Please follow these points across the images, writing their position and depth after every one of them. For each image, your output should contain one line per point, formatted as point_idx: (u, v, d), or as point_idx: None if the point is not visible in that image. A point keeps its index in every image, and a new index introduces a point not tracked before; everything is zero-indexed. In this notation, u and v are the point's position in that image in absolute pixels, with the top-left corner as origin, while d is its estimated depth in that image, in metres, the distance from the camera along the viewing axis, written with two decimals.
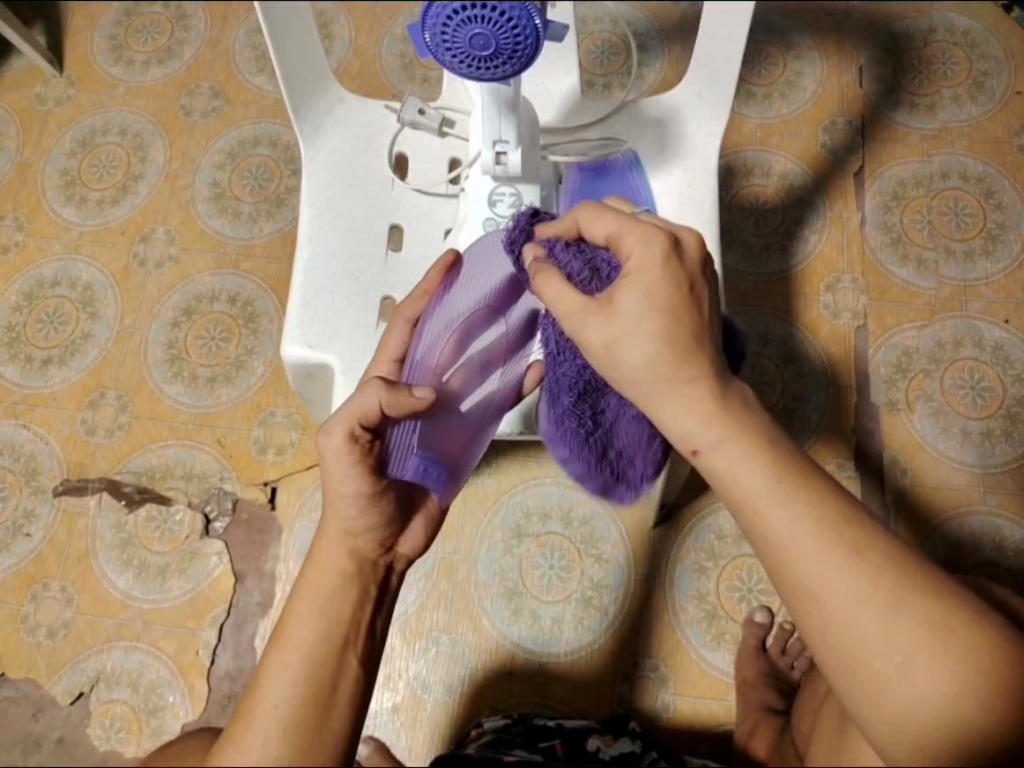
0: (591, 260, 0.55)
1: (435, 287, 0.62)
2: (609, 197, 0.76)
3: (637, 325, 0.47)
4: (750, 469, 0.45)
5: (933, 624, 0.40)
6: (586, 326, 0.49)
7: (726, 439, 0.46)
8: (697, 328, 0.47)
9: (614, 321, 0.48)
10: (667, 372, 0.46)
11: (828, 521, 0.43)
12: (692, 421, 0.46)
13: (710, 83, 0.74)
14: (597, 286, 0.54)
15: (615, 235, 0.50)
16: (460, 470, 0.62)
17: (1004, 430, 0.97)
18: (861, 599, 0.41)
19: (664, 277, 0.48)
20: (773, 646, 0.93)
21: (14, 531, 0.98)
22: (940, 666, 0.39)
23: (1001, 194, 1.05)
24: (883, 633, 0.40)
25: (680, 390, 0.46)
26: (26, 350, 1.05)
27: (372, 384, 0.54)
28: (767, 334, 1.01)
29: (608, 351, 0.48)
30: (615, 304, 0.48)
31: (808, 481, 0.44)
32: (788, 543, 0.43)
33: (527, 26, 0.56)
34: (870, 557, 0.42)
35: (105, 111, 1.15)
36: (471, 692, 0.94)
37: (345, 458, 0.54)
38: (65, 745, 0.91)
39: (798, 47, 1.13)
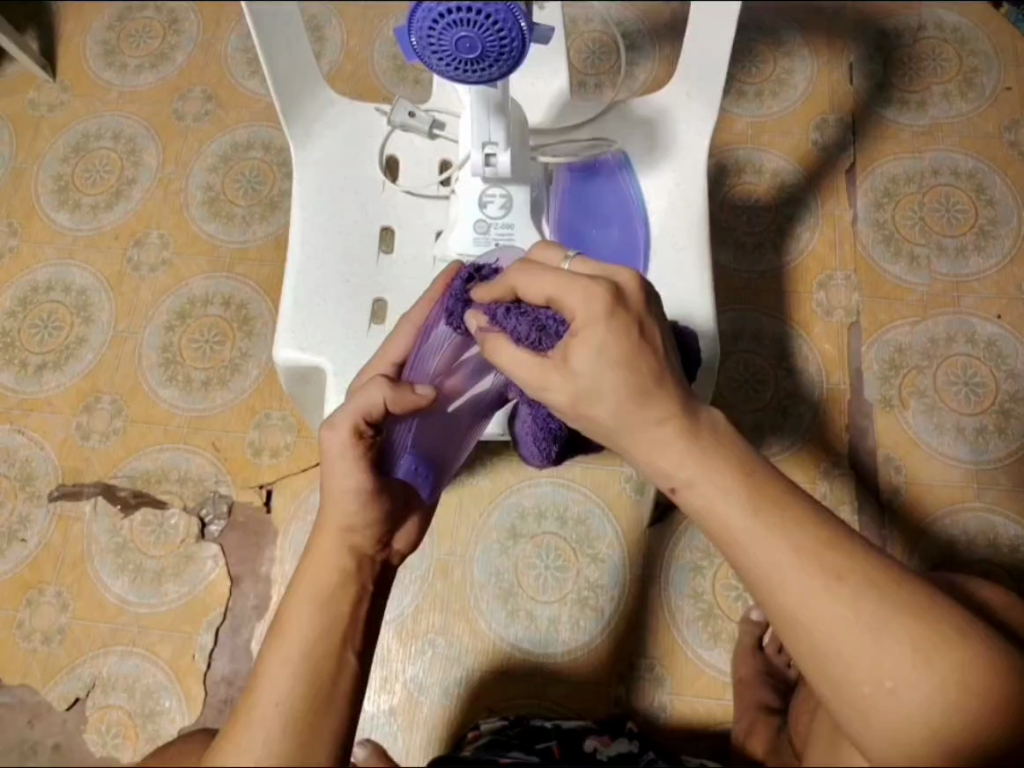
0: (535, 320, 0.53)
1: (439, 297, 0.62)
2: (598, 198, 0.78)
3: (597, 386, 0.46)
4: (726, 500, 0.44)
5: (916, 642, 0.41)
6: (548, 385, 0.48)
7: (700, 475, 0.45)
8: (654, 366, 0.46)
9: (571, 381, 0.46)
10: (635, 416, 0.45)
11: (807, 547, 0.42)
12: (670, 456, 0.45)
13: (699, 84, 0.73)
14: (546, 343, 0.52)
15: (553, 295, 0.48)
16: (444, 474, 0.64)
17: (998, 425, 0.97)
18: (846, 623, 0.41)
19: (610, 329, 0.46)
20: (768, 645, 0.93)
21: (10, 536, 0.98)
22: (931, 687, 0.40)
23: (992, 190, 1.06)
24: (869, 656, 0.40)
25: (649, 432, 0.45)
26: (21, 354, 1.05)
27: (377, 381, 0.56)
28: (760, 333, 1.01)
29: (574, 407, 0.47)
30: (570, 365, 0.47)
31: (786, 505, 0.44)
32: (773, 576, 0.42)
33: (513, 28, 0.57)
34: (850, 581, 0.42)
35: (99, 116, 1.15)
36: (467, 695, 0.93)
37: (348, 453, 0.54)
38: (62, 751, 0.91)
39: (789, 45, 1.13)
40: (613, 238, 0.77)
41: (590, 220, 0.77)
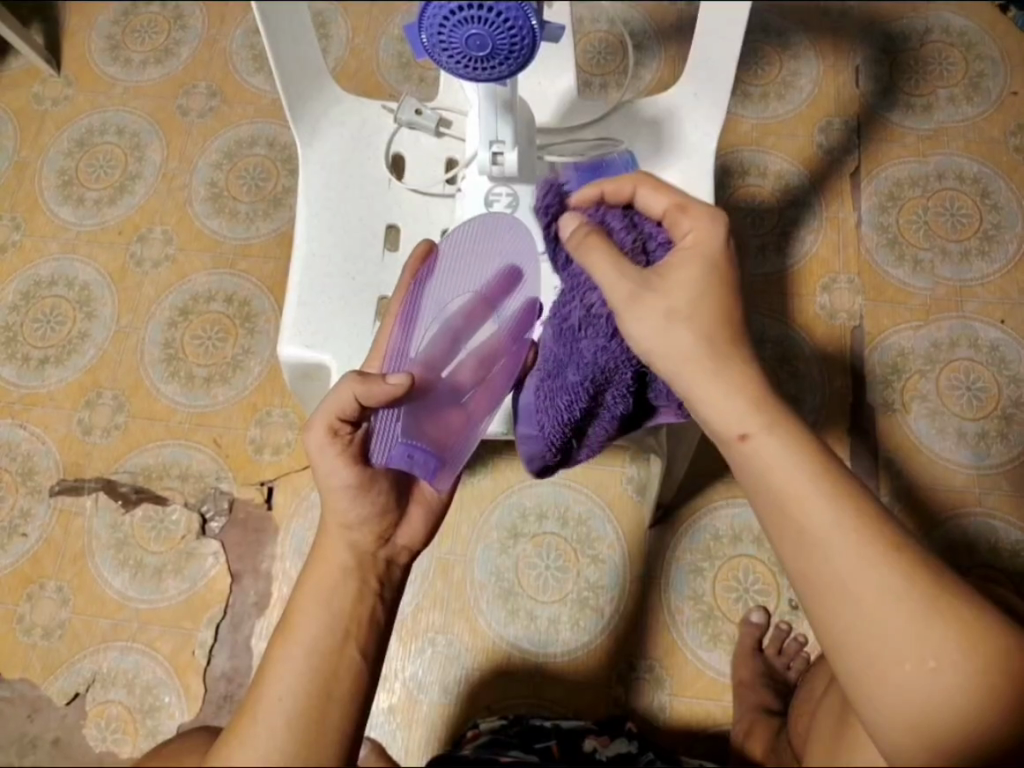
0: (639, 234, 0.53)
1: (416, 277, 0.63)
2: None
3: (694, 307, 0.47)
4: (788, 462, 0.44)
5: (961, 627, 0.41)
6: (644, 297, 0.48)
7: (771, 427, 0.45)
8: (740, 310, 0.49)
9: (670, 292, 0.47)
10: (720, 348, 0.47)
11: (865, 515, 0.43)
12: (738, 406, 0.45)
13: (708, 83, 0.73)
14: (644, 260, 0.52)
15: (671, 210, 0.52)
16: (457, 458, 0.61)
17: (1000, 431, 0.97)
18: (891, 596, 0.41)
19: (717, 257, 0.49)
20: (768, 648, 0.93)
21: (10, 531, 0.98)
22: (966, 674, 0.40)
23: (997, 195, 1.05)
24: (915, 633, 0.40)
25: (725, 379, 0.46)
26: (23, 351, 1.02)
27: (345, 378, 0.53)
28: (764, 336, 1.01)
29: (667, 321, 0.47)
30: (668, 281, 0.48)
31: (846, 477, 0.44)
32: (828, 539, 0.42)
33: (523, 26, 0.57)
34: (903, 557, 0.42)
35: (103, 111, 1.14)
36: (466, 693, 0.94)
37: (328, 451, 0.55)
38: (61, 746, 0.91)
39: (795, 48, 1.13)
40: None
41: None
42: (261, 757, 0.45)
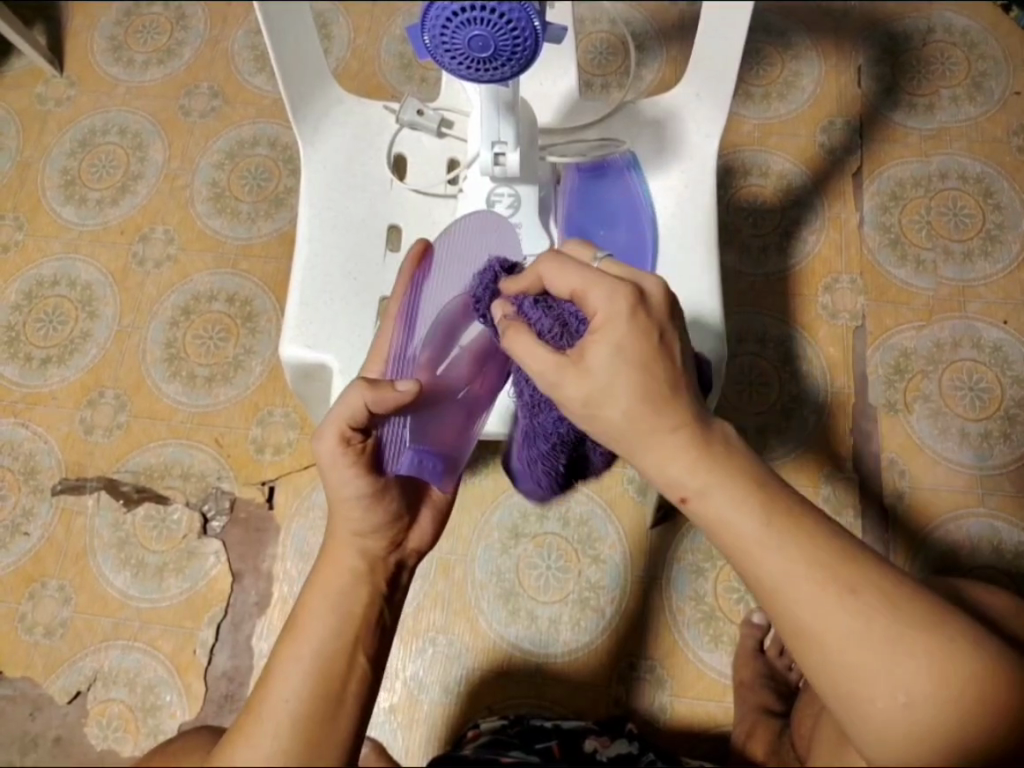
0: (559, 316, 0.53)
1: (412, 276, 0.64)
2: (606, 198, 0.77)
3: (610, 383, 0.45)
4: (738, 514, 0.43)
5: (930, 656, 0.40)
6: (563, 384, 0.46)
7: (713, 484, 0.44)
8: (670, 376, 0.46)
9: (588, 379, 0.46)
10: (649, 422, 0.45)
11: (821, 559, 0.42)
12: (680, 466, 0.45)
13: (710, 83, 0.73)
14: (567, 341, 0.53)
15: (579, 290, 0.48)
16: (461, 458, 0.61)
17: (1003, 431, 0.97)
18: (858, 634, 0.41)
19: (632, 329, 0.46)
20: (770, 648, 0.93)
21: (13, 529, 0.99)
22: (940, 703, 0.40)
23: (1000, 195, 1.05)
24: (884, 670, 0.40)
25: (662, 439, 0.45)
26: (26, 350, 1.05)
27: (355, 384, 0.53)
28: (765, 336, 1.01)
29: (586, 408, 0.46)
30: (586, 361, 0.46)
31: (799, 523, 0.43)
32: (788, 589, 0.42)
33: (526, 27, 0.56)
34: (864, 594, 0.41)
35: (106, 111, 1.15)
36: (467, 693, 0.94)
37: (340, 461, 0.53)
38: (62, 744, 0.91)
39: (798, 48, 1.13)
40: (620, 239, 0.76)
41: (598, 221, 0.77)
42: (263, 758, 0.45)
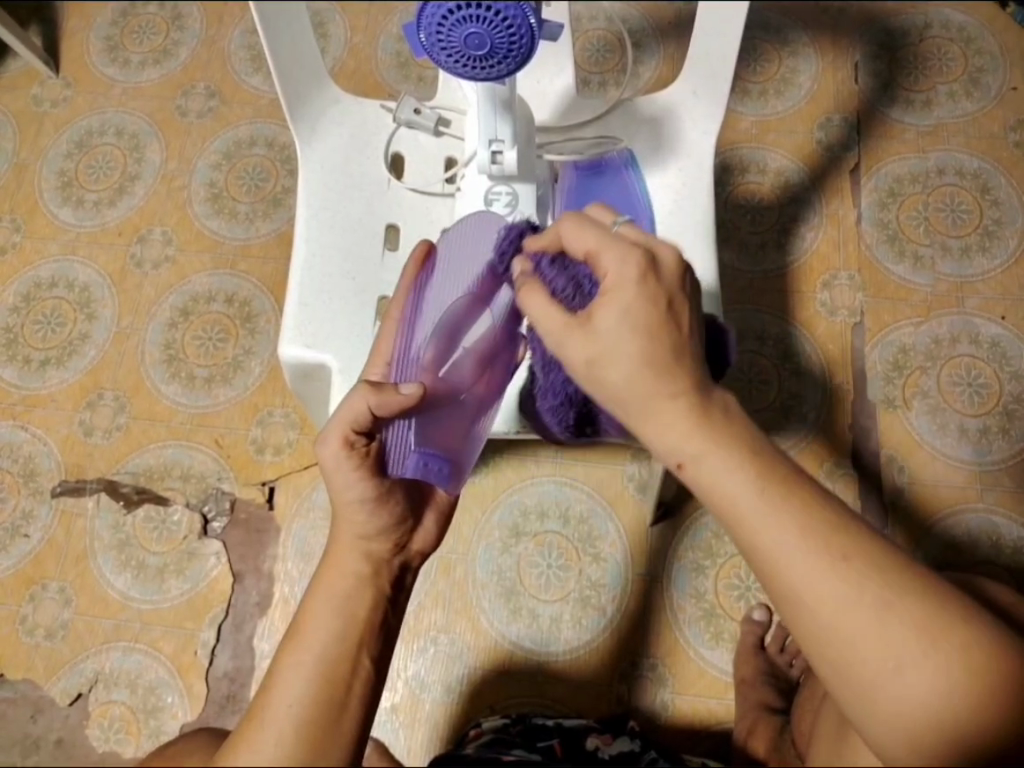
0: (573, 276, 0.54)
1: (415, 279, 0.63)
2: (605, 195, 0.75)
3: (617, 346, 0.45)
4: (733, 481, 0.43)
5: (920, 625, 0.40)
6: (567, 343, 0.47)
7: (708, 451, 0.44)
8: (676, 342, 0.46)
9: (594, 340, 0.46)
10: (650, 387, 0.45)
11: (813, 527, 0.42)
12: (679, 432, 0.44)
13: (707, 81, 0.73)
14: (579, 302, 0.54)
15: (593, 251, 0.49)
16: (465, 460, 0.61)
17: (1002, 426, 0.97)
18: (848, 602, 0.41)
19: (640, 295, 0.46)
20: (771, 645, 0.93)
21: (13, 532, 0.98)
22: (934, 671, 0.40)
23: (997, 191, 1.05)
24: (873, 635, 0.40)
25: (662, 409, 0.45)
26: (24, 352, 1.05)
27: (357, 388, 0.53)
28: (764, 333, 1.01)
29: (589, 368, 0.46)
30: (593, 323, 0.46)
31: (793, 488, 0.43)
32: (779, 556, 0.42)
33: (522, 25, 0.56)
34: (855, 562, 0.41)
35: (102, 112, 1.15)
36: (468, 692, 0.94)
37: (344, 465, 0.54)
38: (64, 746, 0.91)
39: (795, 44, 1.13)
40: None
41: None
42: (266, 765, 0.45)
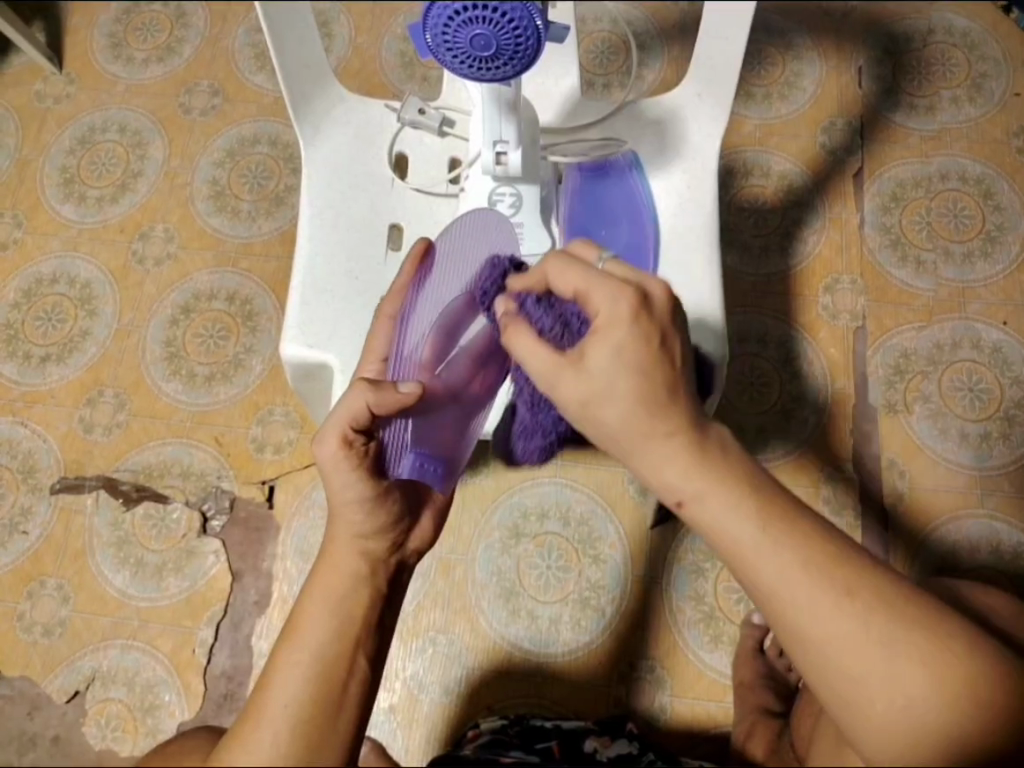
0: (561, 315, 0.53)
1: (410, 280, 0.63)
2: (608, 198, 0.77)
3: (612, 384, 0.44)
4: (734, 519, 0.43)
5: (925, 659, 0.41)
6: (560, 382, 0.46)
7: (709, 490, 0.44)
8: (669, 378, 0.45)
9: (586, 378, 0.45)
10: (646, 426, 0.44)
11: (817, 561, 0.42)
12: (674, 470, 0.44)
13: (711, 84, 0.73)
14: (567, 341, 0.52)
15: (581, 290, 0.47)
16: (459, 458, 0.61)
17: (1002, 432, 0.97)
18: (855, 639, 0.41)
19: (633, 333, 0.45)
20: (770, 648, 0.93)
21: (11, 528, 0.98)
22: (939, 705, 0.40)
23: (1000, 196, 1.06)
24: (879, 670, 0.40)
25: (658, 444, 0.44)
26: (24, 348, 1.05)
27: (356, 386, 0.53)
28: (766, 336, 1.01)
29: (583, 408, 0.46)
30: (585, 361, 0.46)
31: (794, 522, 0.43)
32: (783, 593, 0.42)
33: (528, 26, 0.56)
34: (859, 596, 0.41)
35: (105, 109, 1.15)
36: (466, 693, 0.93)
37: (341, 465, 0.53)
38: (61, 744, 0.91)
39: (798, 48, 1.13)
40: (621, 240, 0.76)
41: (599, 222, 0.77)
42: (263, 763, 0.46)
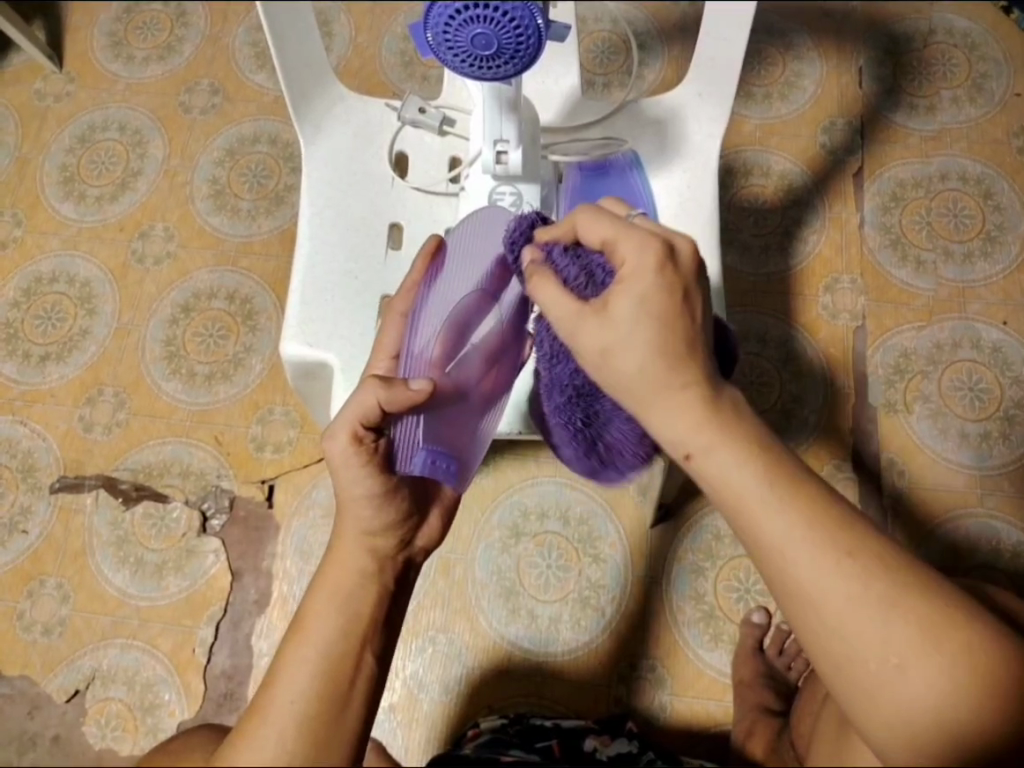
0: (586, 265, 0.52)
1: (422, 274, 0.61)
2: (609, 197, 0.75)
3: (631, 335, 0.45)
4: (739, 472, 0.43)
5: (923, 626, 0.40)
6: (581, 329, 0.47)
7: (717, 444, 0.44)
8: (688, 336, 0.45)
9: (609, 326, 0.46)
10: (662, 379, 0.44)
11: (820, 521, 0.42)
12: (683, 424, 0.44)
13: (712, 83, 0.73)
14: (591, 291, 0.51)
15: (610, 239, 0.49)
16: (470, 460, 0.61)
17: (1002, 431, 0.97)
18: (854, 601, 0.41)
19: (658, 285, 0.45)
20: (770, 648, 0.93)
21: (11, 527, 0.98)
22: (937, 673, 0.40)
23: (1000, 196, 1.06)
24: (876, 633, 0.40)
25: (669, 398, 0.45)
26: (24, 347, 1.05)
27: (368, 383, 0.53)
28: (766, 335, 1.01)
29: (602, 357, 0.46)
30: (609, 310, 0.46)
31: (800, 482, 0.43)
32: (784, 550, 0.42)
33: (529, 26, 0.56)
34: (860, 559, 0.41)
35: (104, 108, 1.14)
36: (467, 692, 0.93)
37: (351, 461, 0.53)
38: (61, 743, 0.91)
39: (799, 48, 1.13)
40: None
41: None
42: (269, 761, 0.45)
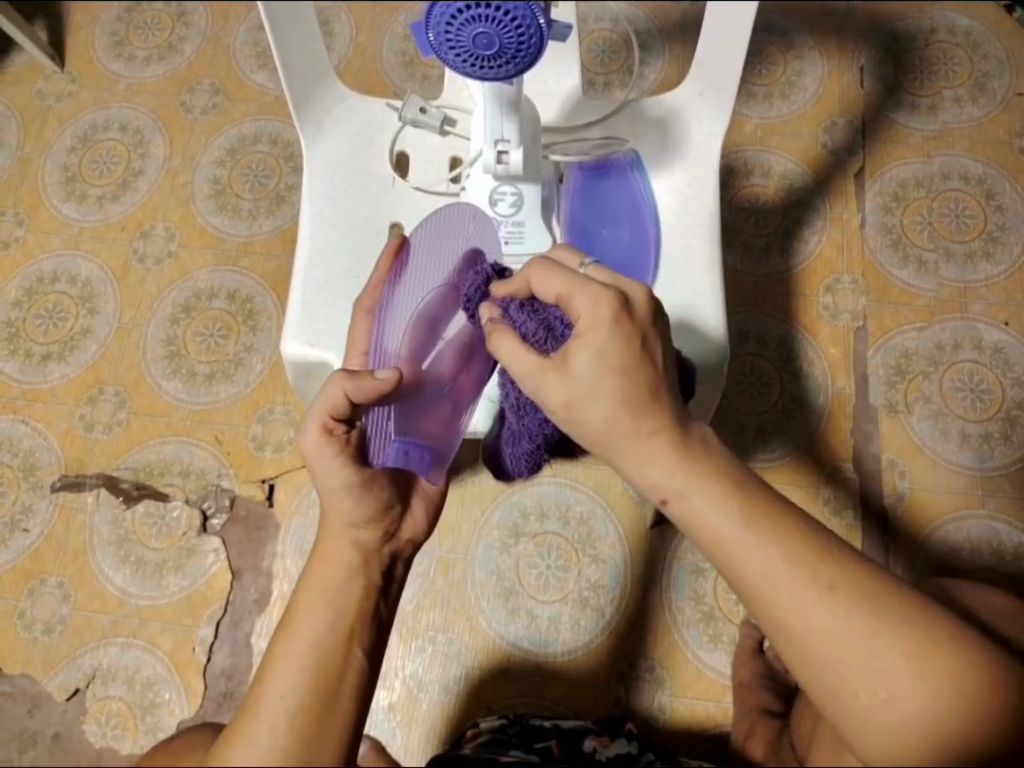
0: (544, 319, 0.55)
1: (386, 275, 0.63)
2: (609, 196, 0.77)
3: (595, 387, 0.46)
4: (714, 513, 0.44)
5: (912, 654, 0.40)
6: (544, 385, 0.47)
7: (691, 487, 0.45)
8: (652, 380, 0.46)
9: (570, 382, 0.46)
10: (628, 426, 0.46)
11: (798, 555, 0.43)
12: (657, 470, 0.46)
13: (713, 83, 0.72)
14: (552, 344, 0.54)
15: (565, 294, 0.49)
16: (451, 446, 0.61)
17: (1004, 432, 0.97)
18: (839, 633, 0.41)
19: (614, 336, 0.46)
20: (769, 649, 0.93)
21: (12, 526, 0.98)
22: (927, 702, 0.39)
23: (1002, 196, 1.05)
24: (863, 664, 0.40)
25: (643, 446, 0.46)
26: (25, 346, 1.05)
27: (334, 376, 0.53)
28: (766, 336, 1.01)
29: (568, 410, 0.47)
30: (569, 366, 0.47)
31: (777, 517, 0.44)
32: (766, 586, 0.43)
33: (531, 25, 0.56)
34: (842, 591, 0.42)
35: (106, 108, 1.15)
36: (466, 692, 0.93)
37: (323, 450, 0.53)
38: (61, 741, 0.91)
39: (800, 47, 1.13)
40: (623, 238, 0.76)
41: (600, 220, 0.77)
42: (260, 757, 0.45)
